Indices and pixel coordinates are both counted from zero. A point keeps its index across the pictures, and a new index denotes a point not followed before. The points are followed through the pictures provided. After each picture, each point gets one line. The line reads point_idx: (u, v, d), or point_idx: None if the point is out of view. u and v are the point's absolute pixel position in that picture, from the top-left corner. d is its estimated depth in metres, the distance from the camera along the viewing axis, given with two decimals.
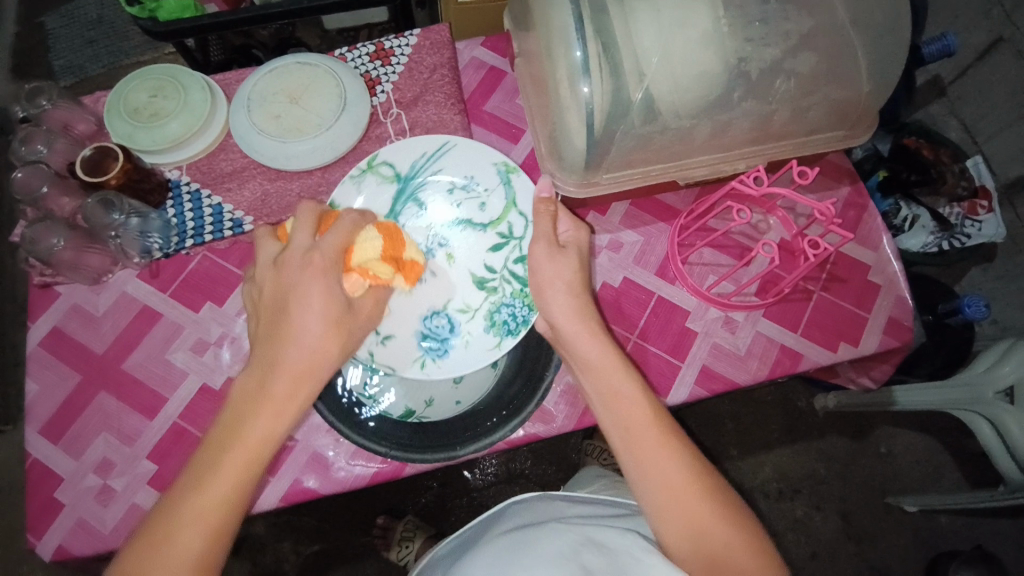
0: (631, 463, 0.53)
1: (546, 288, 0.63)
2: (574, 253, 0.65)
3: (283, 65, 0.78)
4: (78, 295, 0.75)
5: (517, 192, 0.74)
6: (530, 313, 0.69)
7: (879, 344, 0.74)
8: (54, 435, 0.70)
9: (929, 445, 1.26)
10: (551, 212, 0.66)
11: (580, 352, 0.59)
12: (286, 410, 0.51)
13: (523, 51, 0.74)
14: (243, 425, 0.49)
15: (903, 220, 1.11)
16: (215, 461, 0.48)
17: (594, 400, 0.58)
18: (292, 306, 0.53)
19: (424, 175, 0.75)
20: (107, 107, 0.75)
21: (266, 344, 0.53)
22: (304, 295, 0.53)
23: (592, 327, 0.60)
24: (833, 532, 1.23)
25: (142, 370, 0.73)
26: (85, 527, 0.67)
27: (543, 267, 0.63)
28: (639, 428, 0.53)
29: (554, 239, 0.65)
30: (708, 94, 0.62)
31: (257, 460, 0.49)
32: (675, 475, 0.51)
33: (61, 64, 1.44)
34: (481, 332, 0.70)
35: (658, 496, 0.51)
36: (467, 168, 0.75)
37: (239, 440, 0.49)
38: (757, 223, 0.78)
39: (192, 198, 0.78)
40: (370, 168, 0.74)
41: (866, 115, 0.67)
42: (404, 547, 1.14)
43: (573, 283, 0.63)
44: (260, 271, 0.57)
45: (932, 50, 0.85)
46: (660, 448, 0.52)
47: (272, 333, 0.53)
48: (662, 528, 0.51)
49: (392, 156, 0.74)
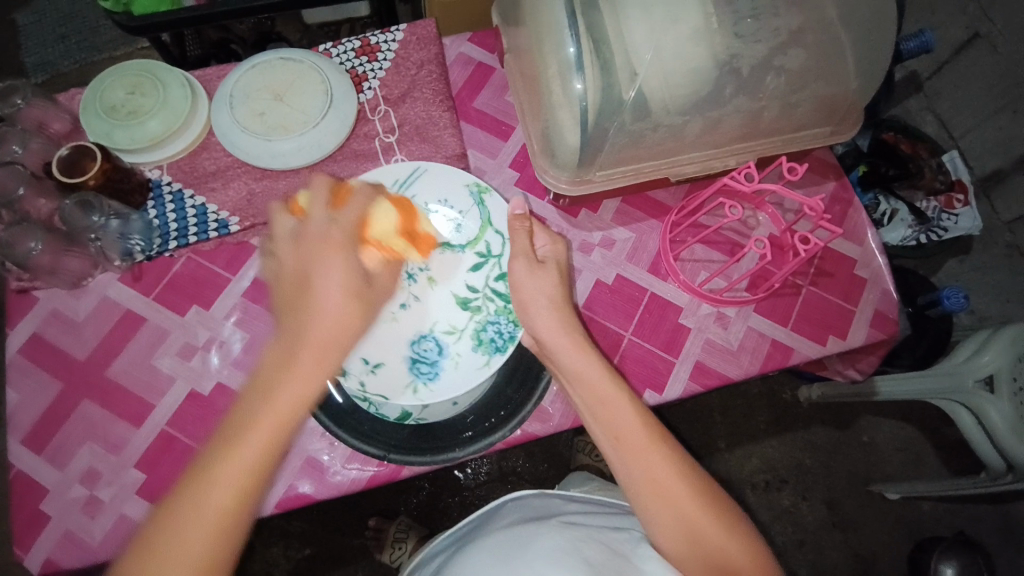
0: (625, 473, 0.53)
1: (529, 305, 0.62)
2: (554, 267, 0.65)
3: (266, 61, 0.76)
4: (57, 300, 0.73)
5: (491, 212, 0.73)
6: (517, 329, 0.67)
7: (866, 336, 0.75)
8: (37, 445, 0.68)
9: (909, 433, 1.29)
10: (527, 228, 0.65)
11: (567, 367, 0.58)
12: (309, 388, 0.46)
13: (512, 47, 0.74)
14: (262, 406, 0.44)
15: (883, 214, 1.14)
16: (233, 447, 0.43)
17: (584, 412, 0.58)
18: (314, 282, 0.50)
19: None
20: (82, 106, 0.73)
21: (292, 313, 0.49)
22: (328, 269, 0.51)
23: (578, 340, 0.60)
24: (820, 521, 1.25)
25: (127, 377, 0.71)
26: (73, 540, 0.65)
27: (525, 283, 0.63)
28: (629, 436, 0.53)
29: (532, 254, 0.65)
30: (700, 91, 0.62)
31: (281, 437, 0.44)
32: (669, 482, 0.51)
33: (32, 61, 1.38)
34: (470, 352, 0.67)
35: (656, 506, 0.51)
36: (440, 191, 0.73)
37: (269, 408, 0.44)
38: (747, 218, 0.79)
39: (175, 199, 0.76)
40: None
41: (852, 111, 0.68)
42: (397, 549, 1.13)
43: (556, 297, 0.63)
44: (279, 245, 0.54)
45: (910, 47, 0.85)
46: (654, 458, 0.52)
47: (295, 308, 0.50)
48: (663, 537, 0.51)
49: (363, 187, 0.71)
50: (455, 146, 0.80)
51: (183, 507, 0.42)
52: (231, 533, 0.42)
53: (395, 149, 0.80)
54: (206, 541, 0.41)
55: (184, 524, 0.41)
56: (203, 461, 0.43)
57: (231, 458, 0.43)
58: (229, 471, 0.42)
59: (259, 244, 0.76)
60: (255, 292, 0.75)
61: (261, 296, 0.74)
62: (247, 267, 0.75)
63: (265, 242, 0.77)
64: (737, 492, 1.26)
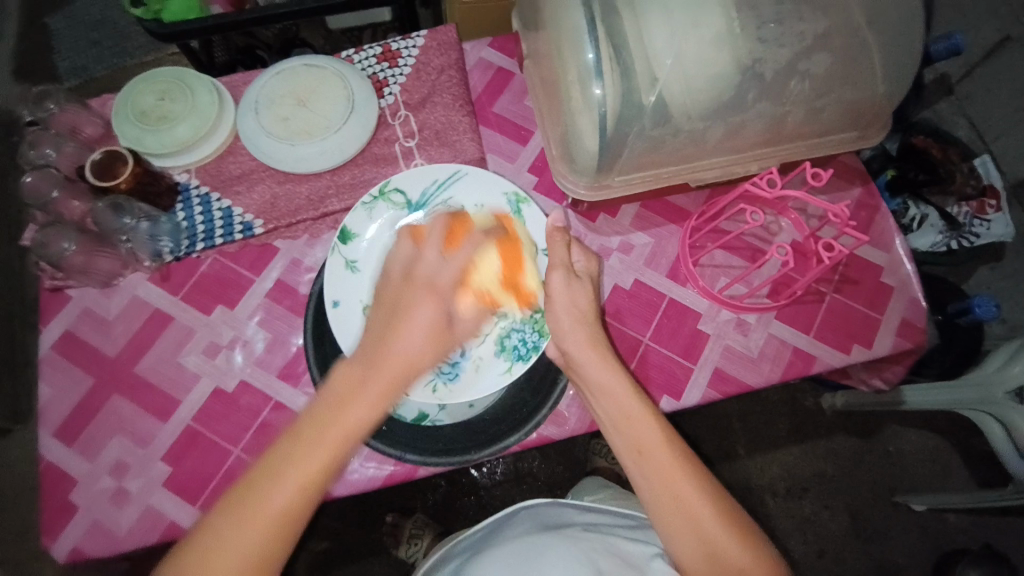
0: (647, 489, 0.52)
1: (558, 320, 0.62)
2: (589, 282, 0.64)
3: (291, 67, 0.78)
4: (90, 298, 0.75)
5: (525, 221, 0.72)
6: (541, 339, 0.67)
7: (892, 344, 0.73)
8: (68, 437, 0.70)
9: (936, 444, 1.26)
10: (565, 239, 0.65)
11: (592, 378, 0.58)
12: (374, 414, 0.49)
13: (532, 53, 0.74)
14: (331, 424, 0.47)
15: (912, 219, 1.09)
16: (294, 456, 0.47)
17: (606, 424, 0.58)
18: (403, 315, 0.53)
19: (435, 202, 0.74)
20: (115, 109, 0.75)
21: (377, 338, 0.52)
22: (414, 310, 0.53)
23: (605, 354, 0.59)
24: (842, 532, 1.22)
25: (154, 373, 0.73)
26: (101, 528, 0.67)
27: (559, 295, 0.62)
28: (654, 453, 0.53)
29: (570, 267, 0.64)
30: (722, 97, 0.61)
31: (342, 452, 0.47)
32: (694, 502, 0.51)
33: (66, 65, 1.43)
34: (492, 356, 0.68)
35: (676, 521, 0.51)
36: (477, 196, 0.74)
37: (329, 429, 0.47)
38: (770, 224, 0.78)
39: (202, 202, 0.78)
40: (382, 195, 0.73)
41: (878, 117, 0.67)
42: (413, 545, 1.15)
43: (586, 312, 0.62)
44: (394, 268, 0.58)
45: (939, 49, 0.82)
46: (677, 475, 0.52)
47: (380, 335, 0.52)
48: (684, 555, 0.50)
49: (403, 184, 0.74)
50: (475, 151, 0.80)
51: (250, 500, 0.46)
52: (281, 538, 0.46)
53: (415, 154, 0.80)
54: (256, 540, 0.46)
55: (247, 515, 0.46)
56: (270, 461, 0.47)
57: (291, 467, 0.47)
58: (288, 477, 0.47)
59: (282, 246, 0.77)
60: (277, 293, 0.76)
61: (284, 297, 0.76)
62: (270, 268, 0.77)
63: (288, 245, 0.78)
64: (755, 500, 1.24)
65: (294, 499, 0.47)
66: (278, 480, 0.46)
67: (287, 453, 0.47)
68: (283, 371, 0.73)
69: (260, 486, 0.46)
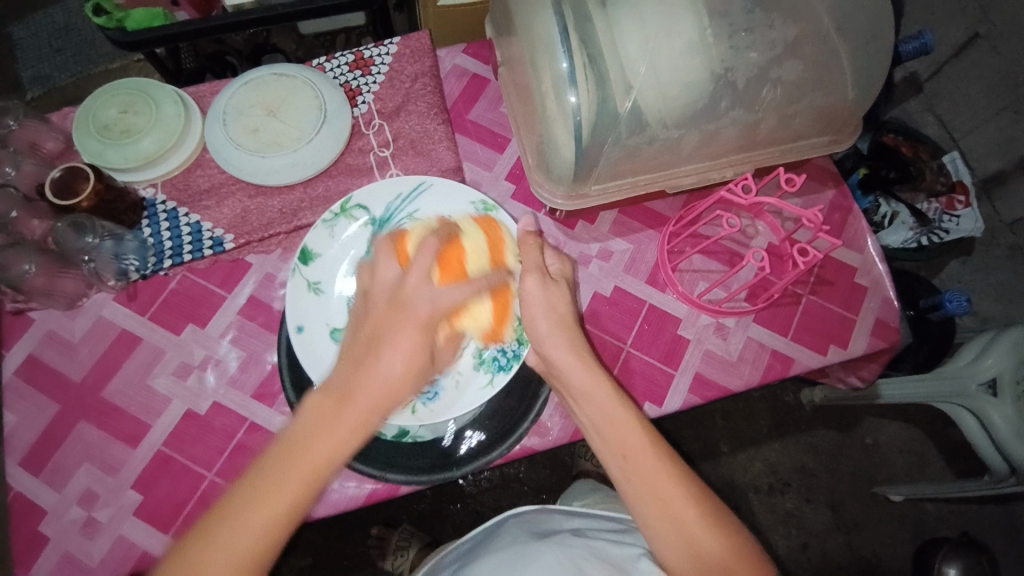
0: (630, 491, 0.52)
1: (536, 325, 0.60)
2: (566, 284, 0.63)
3: (258, 77, 0.75)
4: (53, 321, 0.73)
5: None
6: (520, 347, 0.66)
7: (867, 345, 0.74)
8: (34, 467, 0.68)
9: (913, 434, 1.28)
10: (538, 243, 0.63)
11: (572, 382, 0.58)
12: (352, 439, 0.47)
13: (506, 59, 0.73)
14: (299, 460, 0.45)
15: (884, 217, 1.13)
16: (255, 499, 0.44)
17: (589, 429, 0.57)
18: (385, 343, 0.50)
19: (400, 216, 0.72)
20: (76, 124, 0.72)
21: (357, 360, 0.50)
22: (396, 339, 0.50)
23: (584, 356, 0.59)
24: (823, 524, 1.24)
25: (123, 397, 0.71)
26: (71, 562, 0.65)
27: (536, 297, 0.61)
28: (636, 455, 0.53)
29: (545, 271, 0.62)
30: (695, 105, 0.61)
31: (316, 482, 0.45)
32: (677, 502, 0.51)
33: (29, 74, 1.38)
34: (471, 370, 0.67)
35: (661, 523, 0.50)
36: (445, 207, 0.72)
37: (301, 462, 0.45)
38: (746, 227, 0.78)
39: (169, 217, 0.75)
40: (344, 211, 0.71)
41: (851, 120, 0.68)
42: (399, 556, 1.12)
43: (567, 316, 0.61)
44: (376, 291, 0.54)
45: (908, 49, 0.83)
46: (661, 477, 0.52)
47: (358, 362, 0.50)
48: (669, 555, 0.50)
49: (366, 199, 0.72)
50: (450, 159, 0.79)
51: (217, 529, 0.43)
52: None
53: (390, 164, 0.79)
54: None
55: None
56: (244, 488, 0.45)
57: (265, 498, 0.44)
58: (246, 526, 0.43)
59: (254, 261, 0.76)
60: (251, 310, 0.74)
61: (257, 314, 0.74)
62: (243, 284, 0.75)
63: (261, 259, 0.76)
64: (739, 496, 1.26)
65: (274, 527, 0.44)
66: (254, 511, 0.44)
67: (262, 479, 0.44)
68: (258, 391, 0.71)
69: (224, 514, 0.44)
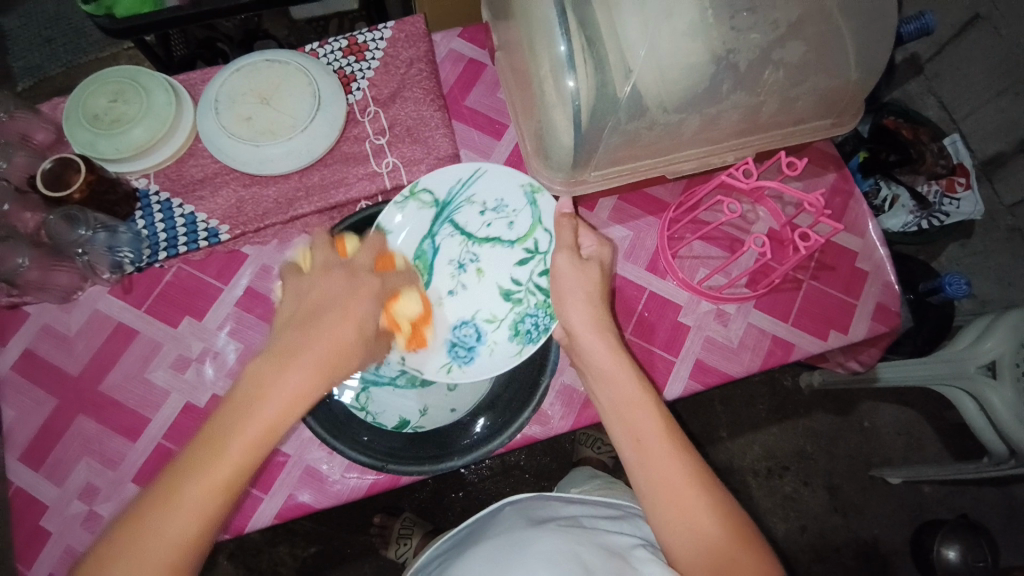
0: (638, 474, 0.52)
1: (565, 298, 0.62)
2: (597, 266, 0.65)
3: (250, 64, 0.74)
4: (48, 315, 0.72)
5: (542, 212, 0.73)
6: (552, 322, 0.70)
7: (867, 330, 0.74)
8: (34, 462, 0.67)
9: (911, 416, 1.29)
10: (573, 224, 0.66)
11: (594, 362, 0.58)
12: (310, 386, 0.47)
13: (503, 43, 0.72)
14: (261, 406, 0.45)
15: (884, 200, 1.12)
16: (218, 447, 0.43)
17: (603, 409, 0.57)
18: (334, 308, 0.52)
19: (460, 200, 0.74)
20: (65, 114, 0.70)
21: (302, 321, 0.51)
22: (344, 306, 0.53)
23: (608, 338, 0.59)
24: (822, 507, 1.25)
25: (121, 391, 0.70)
26: (74, 555, 0.65)
27: (566, 277, 0.63)
28: (648, 437, 0.53)
29: (576, 249, 0.65)
30: (696, 88, 0.60)
31: (279, 429, 0.45)
32: (685, 489, 0.51)
33: (19, 64, 1.36)
34: (506, 340, 0.71)
35: (666, 508, 0.50)
36: (498, 191, 0.74)
37: (262, 407, 0.45)
38: (747, 213, 0.78)
39: (163, 208, 0.74)
40: (412, 194, 0.73)
41: (854, 103, 0.67)
42: (402, 545, 1.14)
43: (594, 293, 0.63)
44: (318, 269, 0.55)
45: (909, 30, 0.81)
46: (673, 460, 0.52)
47: (304, 323, 0.50)
48: (673, 542, 0.50)
49: (431, 183, 0.73)
50: (447, 147, 0.78)
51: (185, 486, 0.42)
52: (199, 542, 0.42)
53: (386, 152, 0.78)
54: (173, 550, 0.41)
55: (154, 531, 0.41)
56: (194, 452, 0.43)
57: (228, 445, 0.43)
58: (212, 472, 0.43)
59: (250, 253, 0.75)
60: (248, 301, 0.74)
61: (254, 305, 0.74)
62: (239, 276, 0.75)
63: (257, 250, 0.76)
64: (739, 480, 1.27)
65: (233, 477, 0.43)
66: (211, 458, 0.43)
67: (219, 432, 0.44)
68: None
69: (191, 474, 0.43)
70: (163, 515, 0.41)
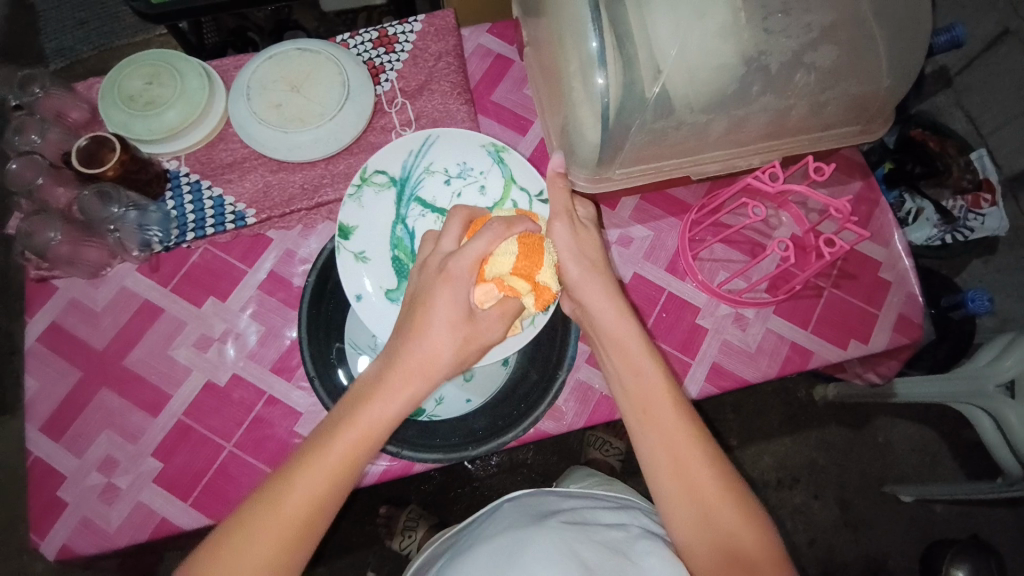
0: (646, 445, 0.52)
1: (567, 270, 0.61)
2: (593, 230, 0.65)
3: (282, 51, 0.75)
4: (76, 290, 0.74)
5: (512, 169, 0.73)
6: None
7: (889, 340, 0.74)
8: (56, 433, 0.69)
9: (927, 433, 1.27)
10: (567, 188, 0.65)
11: (604, 328, 0.58)
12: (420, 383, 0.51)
13: (533, 39, 0.72)
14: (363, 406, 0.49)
15: (907, 213, 1.13)
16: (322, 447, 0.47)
17: (613, 377, 0.58)
18: (427, 303, 0.53)
19: (419, 173, 0.73)
20: (102, 95, 0.72)
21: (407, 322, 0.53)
22: (433, 303, 0.53)
23: (620, 304, 0.59)
24: (830, 521, 1.24)
25: (144, 367, 0.72)
26: (90, 526, 0.66)
27: (566, 241, 0.62)
28: (654, 408, 0.53)
29: (574, 215, 0.64)
30: (724, 89, 0.60)
31: (382, 426, 0.49)
32: (693, 463, 0.51)
33: (52, 47, 1.39)
34: None
35: (673, 480, 0.51)
36: (458, 155, 0.74)
37: (365, 407, 0.49)
38: (770, 218, 0.78)
39: (192, 189, 0.76)
40: (365, 180, 0.71)
41: (884, 110, 0.66)
42: (406, 537, 1.14)
43: (596, 259, 0.62)
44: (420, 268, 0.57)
45: (940, 41, 0.81)
46: (679, 436, 0.52)
47: (405, 328, 0.53)
48: (677, 515, 0.50)
49: (382, 164, 0.72)
50: None
51: (292, 487, 0.46)
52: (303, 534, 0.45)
53: None
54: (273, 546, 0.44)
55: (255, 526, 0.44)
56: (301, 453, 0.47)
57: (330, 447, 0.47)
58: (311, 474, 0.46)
59: (274, 237, 0.76)
60: (271, 285, 0.75)
61: (277, 289, 0.75)
62: (263, 259, 0.76)
63: (281, 235, 0.77)
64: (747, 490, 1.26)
65: (335, 473, 0.47)
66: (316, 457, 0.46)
67: (342, 424, 0.48)
68: (277, 364, 0.72)
69: (269, 496, 0.45)
70: (265, 515, 0.45)
